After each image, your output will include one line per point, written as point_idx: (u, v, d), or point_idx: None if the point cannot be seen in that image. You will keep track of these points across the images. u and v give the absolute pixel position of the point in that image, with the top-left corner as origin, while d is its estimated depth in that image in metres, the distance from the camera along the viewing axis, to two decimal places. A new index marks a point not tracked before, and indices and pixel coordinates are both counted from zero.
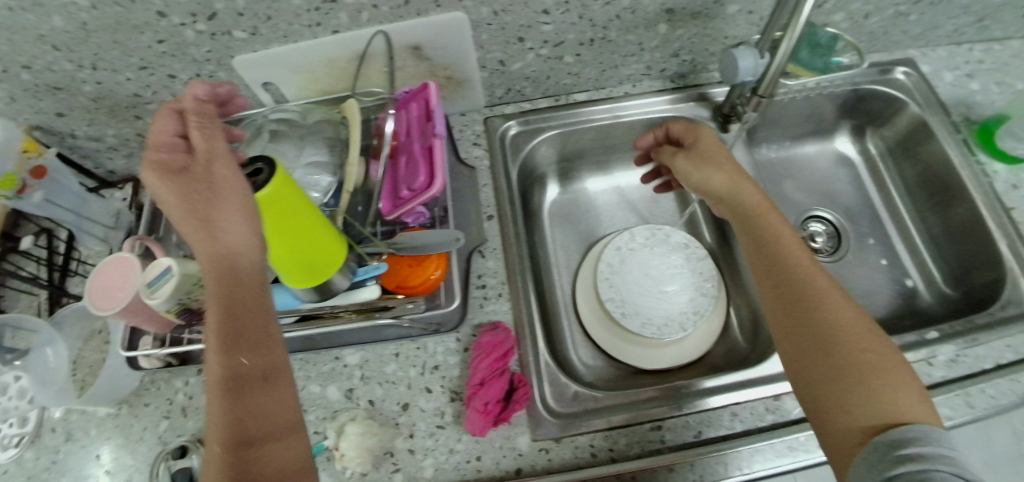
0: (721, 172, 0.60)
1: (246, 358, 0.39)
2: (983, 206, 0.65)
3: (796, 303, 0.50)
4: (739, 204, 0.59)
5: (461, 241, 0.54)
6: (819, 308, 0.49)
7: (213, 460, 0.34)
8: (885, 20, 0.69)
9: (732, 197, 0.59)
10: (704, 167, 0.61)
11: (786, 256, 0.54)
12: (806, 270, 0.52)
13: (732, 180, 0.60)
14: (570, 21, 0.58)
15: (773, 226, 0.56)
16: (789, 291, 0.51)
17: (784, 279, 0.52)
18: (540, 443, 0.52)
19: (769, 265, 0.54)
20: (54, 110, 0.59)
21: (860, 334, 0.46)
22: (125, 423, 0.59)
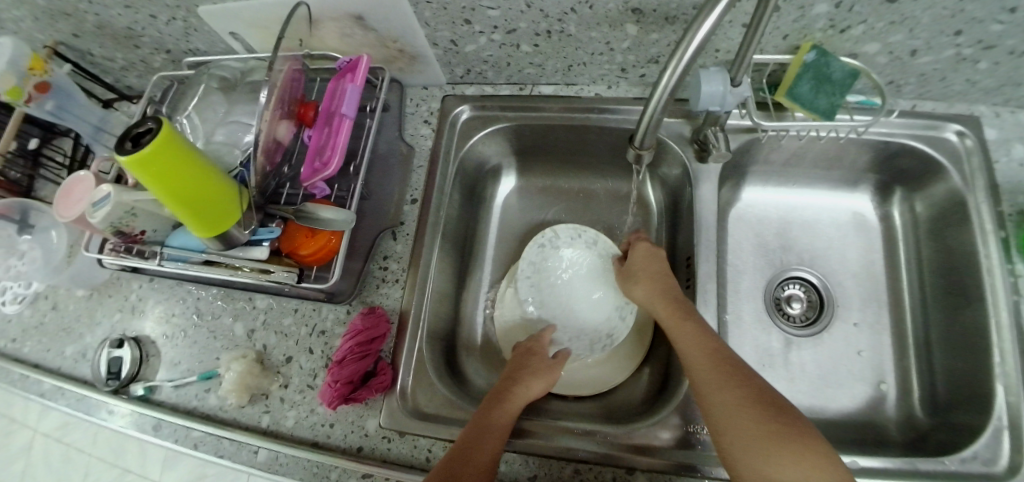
0: (641, 285, 0.57)
1: (500, 426, 0.49)
2: (993, 328, 0.55)
3: (715, 399, 0.46)
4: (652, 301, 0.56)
5: (350, 221, 0.55)
6: (730, 397, 0.46)
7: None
8: (941, 61, 0.56)
9: (649, 298, 0.56)
10: (638, 279, 0.58)
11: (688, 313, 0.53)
12: (715, 358, 0.49)
13: (650, 282, 0.57)
14: (516, 9, 0.52)
15: (682, 317, 0.52)
16: (706, 381, 0.48)
17: (700, 371, 0.49)
18: (385, 431, 0.55)
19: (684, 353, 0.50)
20: (69, 31, 0.68)
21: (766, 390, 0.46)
22: (92, 306, 0.71)
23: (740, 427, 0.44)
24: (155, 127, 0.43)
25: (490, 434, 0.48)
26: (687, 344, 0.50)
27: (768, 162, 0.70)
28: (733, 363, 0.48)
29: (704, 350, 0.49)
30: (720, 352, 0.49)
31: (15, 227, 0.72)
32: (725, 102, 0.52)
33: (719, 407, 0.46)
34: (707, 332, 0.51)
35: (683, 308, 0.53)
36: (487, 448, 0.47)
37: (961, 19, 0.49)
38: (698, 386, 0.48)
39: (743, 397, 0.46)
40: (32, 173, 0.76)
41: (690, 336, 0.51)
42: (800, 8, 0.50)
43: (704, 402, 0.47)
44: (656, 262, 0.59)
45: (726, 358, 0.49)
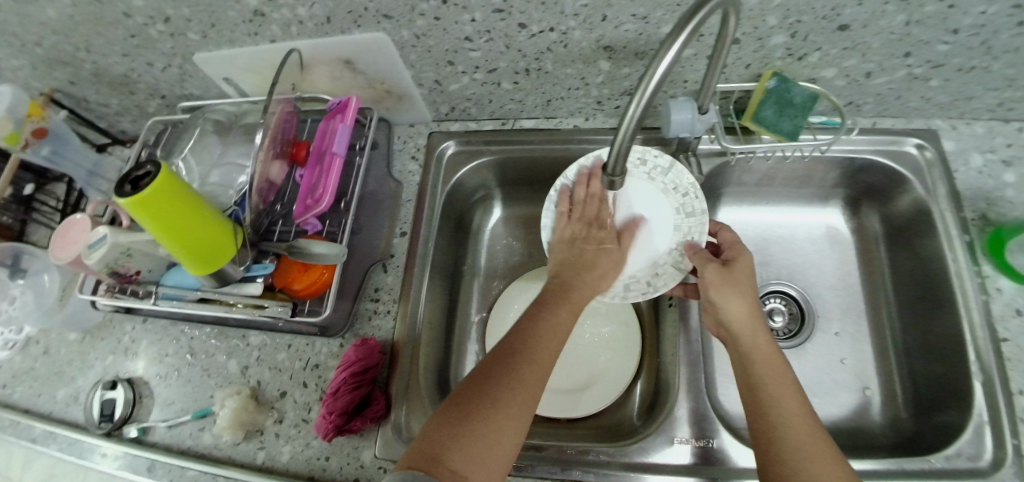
0: (743, 302, 0.52)
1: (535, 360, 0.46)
2: (966, 327, 0.57)
3: (800, 460, 0.42)
4: (747, 332, 0.51)
5: (343, 256, 0.57)
6: (817, 465, 0.42)
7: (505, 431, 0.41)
8: (895, 81, 0.60)
9: (743, 325, 0.52)
10: (732, 288, 0.53)
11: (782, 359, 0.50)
12: (808, 424, 0.45)
13: (753, 310, 0.52)
14: (497, 49, 0.56)
15: (782, 369, 0.49)
16: (794, 439, 0.44)
17: (786, 423, 0.45)
18: (380, 462, 0.55)
19: (774, 401, 0.46)
20: (66, 79, 0.70)
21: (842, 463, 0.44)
22: (85, 348, 0.71)
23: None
24: (154, 170, 0.45)
25: (519, 398, 0.43)
26: (778, 395, 0.47)
27: (742, 182, 0.73)
28: (824, 436, 0.44)
29: (796, 409, 0.46)
30: (809, 419, 0.45)
31: (7, 271, 0.72)
32: (693, 129, 0.56)
33: (800, 469, 0.42)
34: (801, 395, 0.47)
35: (782, 362, 0.49)
36: (515, 422, 0.42)
37: (907, 43, 0.53)
38: (780, 436, 0.44)
39: (833, 470, 0.42)
40: (24, 216, 0.77)
41: (784, 390, 0.47)
42: (759, 38, 0.54)
43: (781, 457, 0.43)
44: (751, 281, 0.54)
45: (817, 428, 0.45)
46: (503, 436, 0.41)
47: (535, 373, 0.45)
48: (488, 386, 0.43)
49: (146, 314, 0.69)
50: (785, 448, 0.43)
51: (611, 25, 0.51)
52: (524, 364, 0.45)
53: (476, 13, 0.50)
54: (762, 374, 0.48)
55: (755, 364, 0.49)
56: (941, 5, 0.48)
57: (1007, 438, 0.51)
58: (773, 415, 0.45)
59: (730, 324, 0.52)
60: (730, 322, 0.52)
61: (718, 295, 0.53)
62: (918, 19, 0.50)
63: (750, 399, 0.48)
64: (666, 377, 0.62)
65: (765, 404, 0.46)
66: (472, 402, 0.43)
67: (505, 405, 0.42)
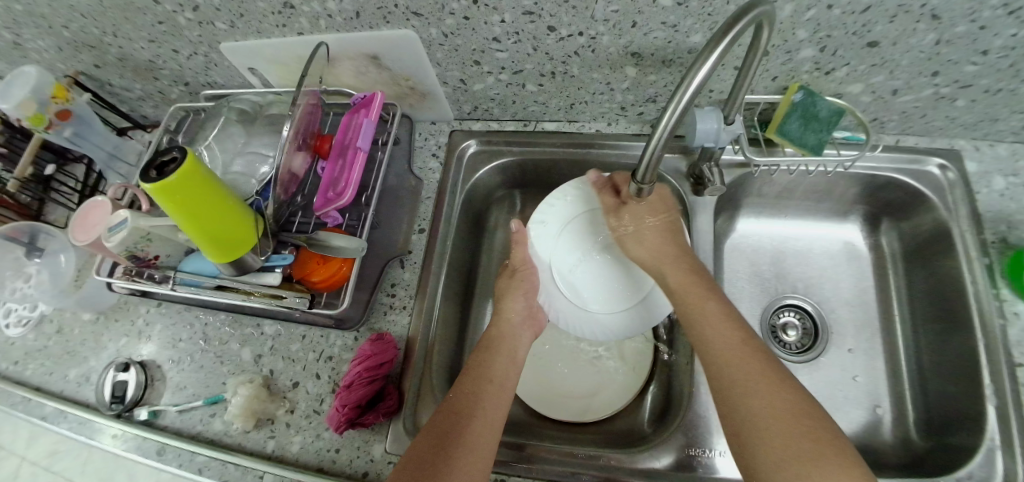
0: (642, 247, 0.59)
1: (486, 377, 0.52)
2: (982, 350, 0.57)
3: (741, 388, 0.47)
4: (661, 268, 0.57)
5: (363, 250, 0.57)
6: (760, 386, 0.46)
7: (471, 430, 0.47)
8: (921, 100, 0.60)
9: (660, 262, 0.57)
10: (644, 225, 0.59)
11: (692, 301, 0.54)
12: (743, 347, 0.49)
13: (661, 245, 0.58)
14: (524, 51, 0.56)
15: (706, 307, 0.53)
16: (732, 367, 0.48)
17: (727, 357, 0.49)
18: (390, 456, 0.55)
19: (711, 338, 0.51)
20: (91, 62, 0.71)
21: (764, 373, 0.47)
22: (99, 329, 0.72)
23: (768, 415, 0.44)
24: (179, 156, 0.45)
25: (484, 438, 0.47)
26: (709, 327, 0.51)
27: (761, 194, 0.73)
28: (761, 353, 0.49)
29: (728, 335, 0.50)
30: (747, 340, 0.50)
31: (24, 250, 0.73)
32: (719, 138, 0.56)
33: (746, 392, 0.46)
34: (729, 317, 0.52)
35: (702, 289, 0.54)
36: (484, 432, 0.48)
37: (936, 62, 0.53)
38: (721, 370, 0.49)
39: (771, 386, 0.46)
40: (43, 196, 0.77)
41: (713, 320, 0.52)
42: (788, 52, 0.54)
43: (725, 386, 0.48)
44: (662, 211, 0.59)
45: (750, 348, 0.49)
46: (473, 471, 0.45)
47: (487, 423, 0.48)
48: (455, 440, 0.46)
49: (160, 298, 0.70)
50: (727, 379, 0.48)
51: (640, 32, 0.51)
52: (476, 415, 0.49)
53: (506, 14, 0.50)
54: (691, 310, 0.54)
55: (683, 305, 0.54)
56: (972, 26, 0.48)
57: (1018, 462, 0.51)
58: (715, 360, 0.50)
59: (649, 263, 0.58)
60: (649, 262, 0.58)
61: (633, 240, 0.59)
62: (948, 40, 0.50)
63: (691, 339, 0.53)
64: (678, 384, 0.62)
65: (701, 343, 0.51)
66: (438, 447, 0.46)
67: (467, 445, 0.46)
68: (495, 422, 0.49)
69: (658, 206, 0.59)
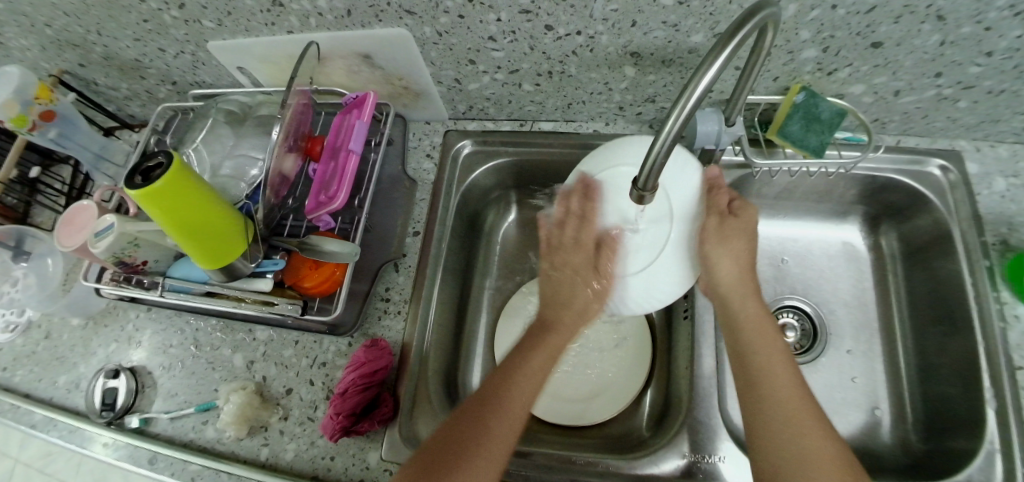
0: (733, 263, 0.51)
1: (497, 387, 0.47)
2: (983, 355, 0.56)
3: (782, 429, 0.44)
4: (734, 301, 0.52)
5: (357, 255, 0.56)
6: (802, 429, 0.43)
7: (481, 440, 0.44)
8: (923, 101, 0.59)
9: (732, 290, 0.52)
10: (722, 244, 0.50)
11: (752, 331, 0.50)
12: (800, 401, 0.45)
13: (742, 275, 0.52)
14: (521, 50, 0.54)
15: (771, 337, 0.50)
16: (785, 420, 0.44)
17: (784, 409, 0.45)
18: (386, 464, 0.54)
19: (768, 381, 0.47)
20: (76, 61, 0.69)
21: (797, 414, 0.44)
22: (88, 335, 0.70)
23: (809, 468, 0.41)
24: (165, 161, 0.44)
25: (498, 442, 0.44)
26: (770, 371, 0.47)
27: (760, 195, 0.72)
28: (814, 410, 0.45)
29: (790, 387, 0.46)
30: (802, 394, 0.46)
31: (10, 254, 0.71)
32: (720, 140, 0.55)
33: (791, 449, 0.43)
34: (792, 366, 0.48)
35: (772, 334, 0.50)
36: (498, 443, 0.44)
37: (940, 63, 0.52)
38: (772, 418, 0.45)
39: (827, 451, 0.42)
40: (29, 199, 0.75)
41: (777, 366, 0.48)
42: (790, 52, 0.53)
43: (774, 439, 0.44)
44: (744, 239, 0.50)
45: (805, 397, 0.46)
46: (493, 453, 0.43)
47: (515, 407, 0.46)
48: (459, 442, 0.44)
49: (149, 303, 0.68)
50: (775, 429, 0.44)
51: (639, 31, 0.49)
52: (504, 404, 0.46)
53: (503, 12, 0.49)
54: (751, 342, 0.50)
55: (744, 330, 0.51)
56: (978, 27, 0.47)
57: (1018, 466, 0.51)
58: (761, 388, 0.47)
59: (720, 289, 0.52)
60: (720, 284, 0.52)
61: (713, 254, 0.49)
62: (954, 41, 0.49)
63: (743, 374, 0.49)
64: (676, 388, 0.61)
65: (759, 382, 0.47)
66: (458, 441, 0.44)
67: (478, 450, 0.43)
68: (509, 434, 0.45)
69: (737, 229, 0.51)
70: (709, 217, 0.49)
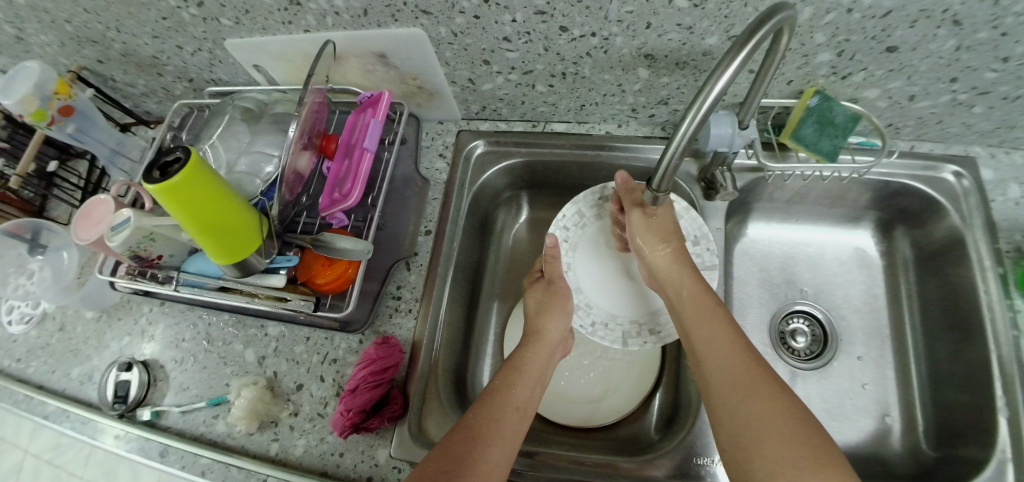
0: (665, 243, 0.57)
1: (495, 389, 0.52)
2: (995, 363, 0.56)
3: (730, 393, 0.46)
4: (674, 281, 0.55)
5: (370, 252, 0.56)
6: (745, 390, 0.45)
7: (491, 443, 0.47)
8: (938, 106, 0.58)
9: (665, 271, 0.56)
10: (657, 235, 0.58)
11: (688, 307, 0.53)
12: (740, 354, 0.48)
13: (673, 254, 0.57)
14: (535, 51, 0.55)
15: (711, 309, 0.52)
16: (726, 373, 0.47)
17: (726, 365, 0.47)
18: (394, 461, 0.54)
19: (705, 345, 0.50)
20: (95, 57, 0.70)
21: (736, 374, 0.46)
22: (101, 328, 0.71)
23: (757, 425, 0.43)
24: (183, 157, 0.45)
25: (503, 439, 0.48)
26: (704, 334, 0.51)
27: (772, 199, 0.72)
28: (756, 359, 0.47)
29: (723, 342, 0.49)
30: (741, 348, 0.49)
31: (26, 246, 0.73)
32: (733, 143, 0.55)
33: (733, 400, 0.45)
34: (729, 325, 0.50)
35: (706, 299, 0.53)
36: (503, 440, 0.48)
37: (955, 68, 0.52)
38: (713, 376, 0.48)
39: (767, 392, 0.45)
40: (46, 192, 0.76)
41: (714, 328, 0.50)
42: (805, 55, 0.53)
43: (718, 393, 0.47)
44: (674, 224, 0.58)
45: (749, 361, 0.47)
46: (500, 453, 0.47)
47: (511, 411, 0.50)
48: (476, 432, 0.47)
49: (163, 297, 0.69)
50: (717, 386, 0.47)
51: (653, 33, 0.50)
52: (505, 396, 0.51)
53: (518, 13, 0.49)
54: (693, 317, 0.52)
55: (684, 307, 0.53)
56: (994, 32, 0.47)
57: None
58: (704, 357, 0.49)
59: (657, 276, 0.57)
60: (658, 268, 0.57)
61: (645, 247, 0.58)
62: (970, 46, 0.49)
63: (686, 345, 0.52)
64: (686, 392, 0.61)
65: (698, 348, 0.50)
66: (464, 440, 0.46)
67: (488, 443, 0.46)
68: (513, 437, 0.49)
69: (659, 221, 0.58)
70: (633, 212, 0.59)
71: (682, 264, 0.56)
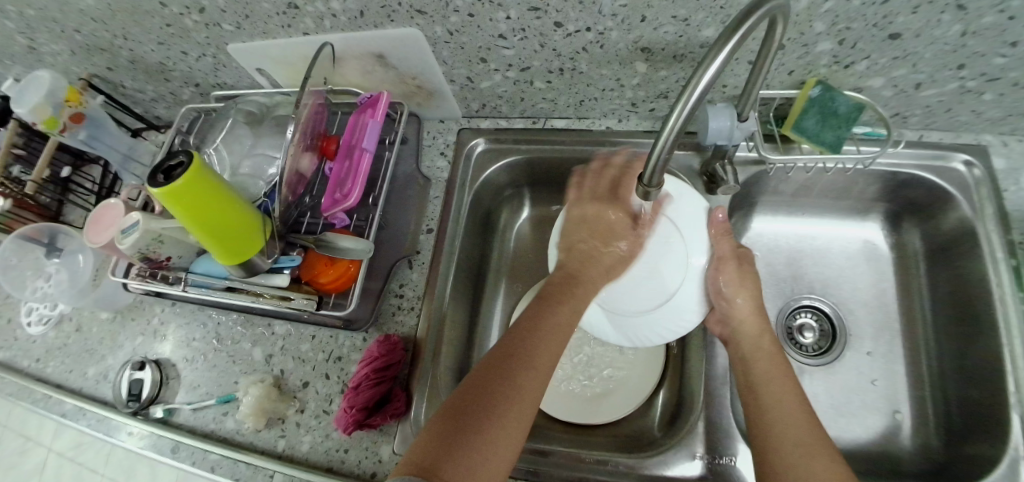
0: (749, 298, 0.57)
1: (507, 357, 0.47)
2: (1007, 356, 0.54)
3: (792, 449, 0.44)
4: (754, 333, 0.55)
5: (370, 251, 0.57)
6: (811, 451, 0.44)
7: (492, 422, 0.42)
8: (946, 94, 0.57)
9: (749, 326, 0.56)
10: (744, 289, 0.58)
11: (758, 362, 0.53)
12: (808, 418, 0.47)
13: (755, 312, 0.57)
14: (531, 48, 0.55)
15: (784, 369, 0.52)
16: (792, 434, 0.45)
17: (792, 420, 0.47)
18: (398, 458, 0.55)
19: (774, 398, 0.49)
20: (104, 65, 0.72)
21: (797, 427, 0.46)
22: (116, 328, 0.73)
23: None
24: (186, 160, 0.46)
25: (509, 423, 0.43)
26: (778, 391, 0.49)
27: (778, 192, 0.71)
28: (827, 436, 0.45)
29: (796, 403, 0.48)
30: (809, 416, 0.47)
31: (44, 250, 0.76)
32: (732, 136, 0.54)
33: (796, 463, 0.43)
34: (803, 399, 0.49)
35: (783, 364, 0.53)
36: (509, 424, 0.43)
37: (962, 54, 0.51)
38: (776, 429, 0.46)
39: (833, 461, 0.43)
40: (62, 197, 0.79)
41: (787, 388, 0.50)
42: (805, 45, 0.52)
43: (778, 444, 0.45)
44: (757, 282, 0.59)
45: (814, 426, 0.46)
46: (502, 438, 0.42)
47: (529, 389, 0.45)
48: (468, 417, 0.42)
49: (173, 298, 0.71)
50: (784, 444, 0.45)
51: (648, 26, 0.49)
52: (518, 385, 0.45)
53: (512, 11, 0.49)
54: (765, 373, 0.52)
55: (755, 360, 0.53)
56: (1001, 16, 0.45)
57: None
58: (767, 405, 0.48)
59: (735, 325, 0.57)
60: (739, 319, 0.57)
61: (727, 291, 0.58)
62: (976, 30, 0.47)
63: (749, 395, 0.51)
64: (689, 387, 0.61)
65: (765, 402, 0.49)
66: (444, 439, 0.40)
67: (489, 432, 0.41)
68: (518, 425, 0.43)
69: (744, 275, 0.59)
70: (728, 262, 0.59)
71: (767, 333, 0.56)
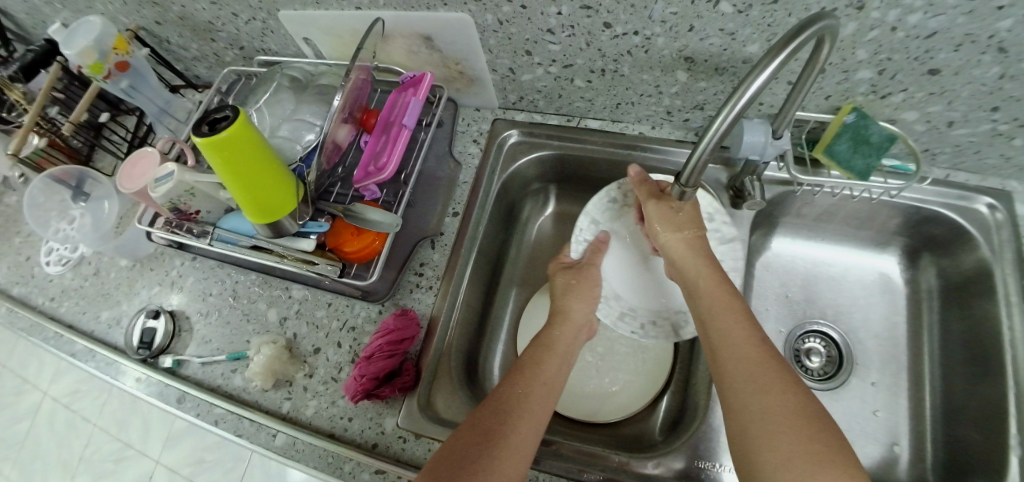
0: (678, 234, 0.56)
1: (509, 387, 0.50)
2: (1012, 400, 0.55)
3: (742, 386, 0.43)
4: (696, 268, 0.54)
5: (397, 226, 0.58)
6: (757, 389, 0.42)
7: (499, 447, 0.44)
8: (978, 135, 0.58)
9: (687, 257, 0.55)
10: (667, 225, 0.56)
11: (704, 296, 0.52)
12: (758, 348, 0.46)
13: (692, 246, 0.55)
14: (577, 46, 0.56)
15: (729, 296, 0.51)
16: (739, 359, 0.45)
17: (741, 354, 0.46)
18: (401, 431, 0.55)
19: (725, 335, 0.48)
20: (153, 18, 0.73)
21: (743, 362, 0.45)
22: (133, 276, 0.74)
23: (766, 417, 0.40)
24: (232, 115, 0.47)
25: (518, 445, 0.45)
26: (724, 327, 0.48)
27: (800, 215, 0.72)
28: (778, 361, 0.44)
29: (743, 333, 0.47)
30: (763, 347, 0.46)
31: (70, 193, 0.77)
32: (765, 152, 0.56)
33: (748, 398, 0.42)
34: (751, 322, 0.48)
35: (728, 290, 0.51)
36: (516, 447, 0.44)
37: (998, 97, 0.51)
38: (728, 367, 0.45)
39: (780, 391, 0.42)
40: (94, 142, 0.80)
41: (732, 320, 0.48)
42: (845, 71, 0.53)
43: (728, 383, 0.45)
44: (691, 209, 0.57)
45: (765, 354, 0.45)
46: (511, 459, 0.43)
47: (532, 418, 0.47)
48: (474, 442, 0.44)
49: (194, 253, 0.72)
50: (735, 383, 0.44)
51: (694, 36, 0.50)
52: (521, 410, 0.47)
53: (563, 7, 0.50)
54: (711, 310, 0.50)
55: (702, 294, 0.52)
56: None
57: None
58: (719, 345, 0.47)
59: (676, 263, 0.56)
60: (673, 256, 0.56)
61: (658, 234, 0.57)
62: (1013, 75, 0.48)
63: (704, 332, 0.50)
64: (695, 396, 0.61)
65: (714, 335, 0.49)
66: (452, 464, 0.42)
67: (506, 450, 0.43)
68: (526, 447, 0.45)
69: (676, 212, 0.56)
70: (648, 203, 0.58)
71: (706, 257, 0.54)
